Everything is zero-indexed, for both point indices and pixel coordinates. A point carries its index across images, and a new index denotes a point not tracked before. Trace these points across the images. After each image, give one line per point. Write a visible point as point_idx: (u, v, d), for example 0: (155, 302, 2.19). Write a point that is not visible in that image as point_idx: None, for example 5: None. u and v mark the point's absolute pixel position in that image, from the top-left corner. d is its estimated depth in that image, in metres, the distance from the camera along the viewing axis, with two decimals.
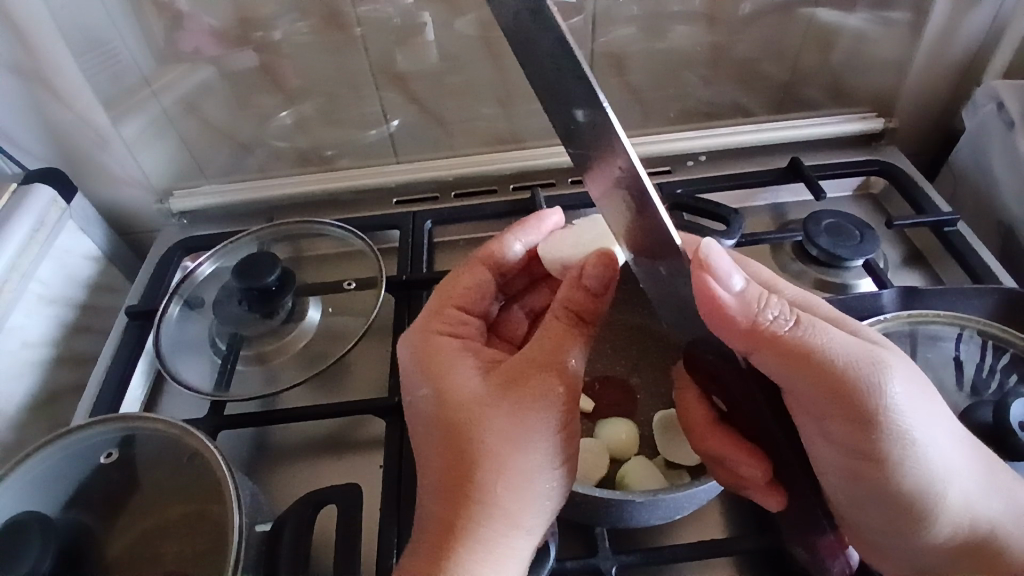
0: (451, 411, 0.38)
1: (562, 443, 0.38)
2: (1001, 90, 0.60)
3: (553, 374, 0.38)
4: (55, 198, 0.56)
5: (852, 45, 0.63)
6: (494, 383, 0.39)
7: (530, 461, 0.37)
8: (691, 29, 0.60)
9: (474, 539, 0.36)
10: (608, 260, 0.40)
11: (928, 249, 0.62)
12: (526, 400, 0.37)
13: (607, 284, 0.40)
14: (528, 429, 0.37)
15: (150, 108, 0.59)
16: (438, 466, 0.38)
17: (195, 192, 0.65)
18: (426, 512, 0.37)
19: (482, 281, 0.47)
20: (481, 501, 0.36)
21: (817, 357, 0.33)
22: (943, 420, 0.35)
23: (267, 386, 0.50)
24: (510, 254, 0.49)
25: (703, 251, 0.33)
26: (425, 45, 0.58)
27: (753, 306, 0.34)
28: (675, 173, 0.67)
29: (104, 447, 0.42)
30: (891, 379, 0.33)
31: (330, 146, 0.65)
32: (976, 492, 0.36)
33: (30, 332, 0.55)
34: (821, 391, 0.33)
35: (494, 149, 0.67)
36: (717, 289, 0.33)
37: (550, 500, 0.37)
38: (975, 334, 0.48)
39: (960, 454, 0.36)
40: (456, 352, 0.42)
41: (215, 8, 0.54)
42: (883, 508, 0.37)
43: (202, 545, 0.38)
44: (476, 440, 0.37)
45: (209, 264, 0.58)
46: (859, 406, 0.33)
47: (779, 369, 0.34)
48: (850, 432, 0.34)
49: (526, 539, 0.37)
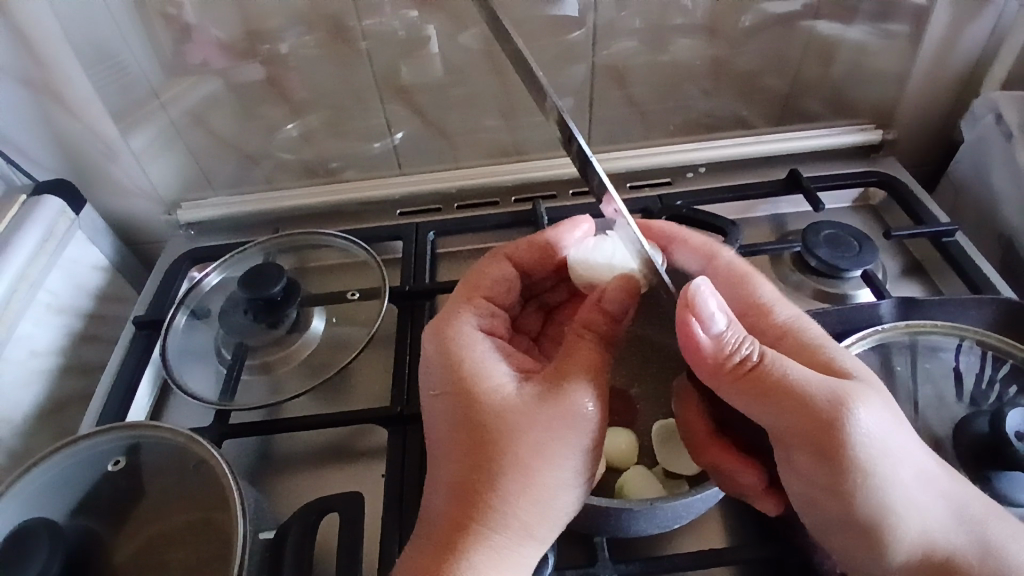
0: (475, 417, 0.39)
1: (588, 460, 0.38)
2: (1000, 102, 0.60)
3: (587, 390, 0.38)
4: (63, 208, 0.57)
5: (852, 57, 0.63)
6: (523, 395, 0.39)
7: (554, 476, 0.37)
8: (692, 41, 0.60)
9: (484, 542, 0.37)
10: (629, 283, 0.41)
11: (927, 260, 0.62)
12: (558, 416, 0.38)
13: (627, 309, 0.41)
14: (557, 443, 0.38)
15: (158, 120, 0.60)
16: (456, 469, 0.38)
17: (202, 203, 0.67)
18: (438, 513, 0.38)
19: (507, 275, 0.49)
20: (496, 510, 0.37)
21: (785, 389, 0.35)
22: (913, 455, 0.36)
23: (273, 395, 0.51)
24: (540, 254, 0.50)
25: (692, 293, 0.37)
26: (429, 58, 0.59)
27: (726, 348, 0.37)
28: (675, 184, 0.68)
29: (111, 455, 0.42)
30: (860, 413, 0.34)
31: (336, 158, 0.66)
32: (951, 529, 0.37)
33: (39, 341, 0.56)
34: (793, 424, 0.35)
35: (497, 161, 0.68)
36: (697, 330, 0.37)
37: (563, 514, 0.38)
38: (975, 345, 0.49)
39: (932, 489, 0.36)
40: (481, 353, 0.42)
41: (223, 22, 0.55)
42: (859, 548, 0.37)
43: (207, 553, 0.38)
44: (500, 448, 0.38)
45: (216, 275, 0.59)
46: (830, 441, 0.34)
47: (750, 402, 0.36)
48: (820, 469, 0.35)
49: (534, 547, 0.38)
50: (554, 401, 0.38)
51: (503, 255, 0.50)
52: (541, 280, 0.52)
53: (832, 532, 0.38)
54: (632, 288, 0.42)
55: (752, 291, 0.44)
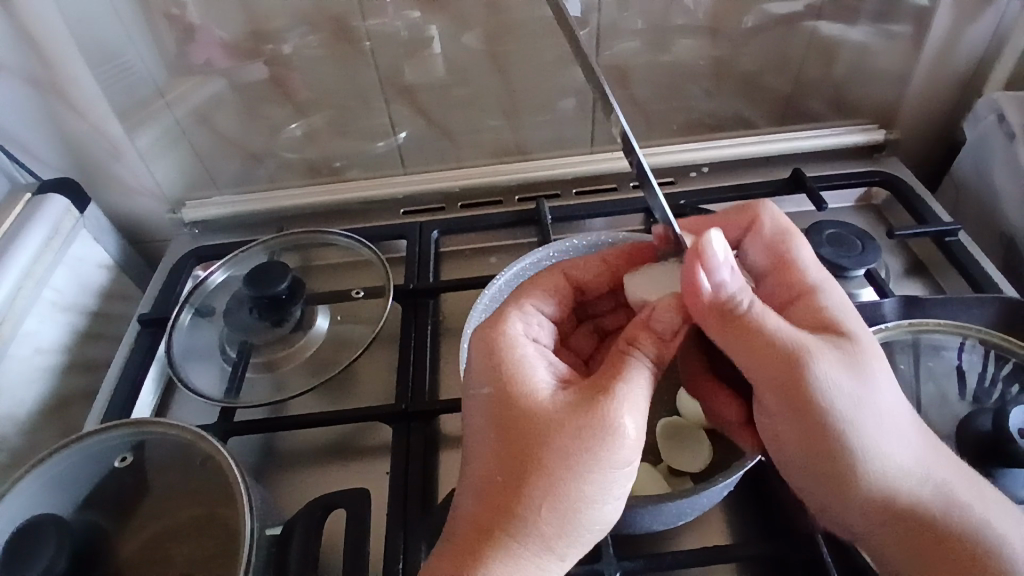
0: (513, 422, 0.38)
1: (624, 479, 0.38)
2: (1002, 102, 0.60)
3: (632, 412, 0.38)
4: (69, 206, 0.58)
5: (855, 57, 0.64)
6: (566, 405, 0.39)
7: (583, 492, 0.37)
8: (695, 42, 0.61)
9: (507, 552, 0.36)
10: (683, 306, 0.41)
11: (930, 259, 0.62)
12: (601, 432, 0.37)
13: (677, 329, 0.40)
14: (590, 460, 0.37)
15: (163, 118, 0.61)
16: (487, 475, 0.38)
17: (207, 202, 0.67)
18: (463, 514, 0.38)
19: (559, 288, 0.48)
20: (523, 522, 0.36)
21: (759, 333, 0.37)
22: (887, 409, 0.37)
23: (276, 393, 0.51)
24: (596, 271, 0.49)
25: (704, 241, 0.38)
26: (432, 58, 0.59)
27: (726, 298, 0.38)
28: (678, 185, 0.68)
29: (118, 451, 0.42)
30: (823, 361, 0.36)
31: (339, 157, 0.66)
32: (923, 486, 0.37)
33: (43, 338, 0.56)
34: (762, 364, 0.37)
35: (500, 160, 0.68)
36: (701, 278, 0.38)
37: (586, 531, 0.38)
38: (977, 343, 0.49)
39: (907, 446, 0.37)
40: (526, 358, 0.41)
41: (228, 23, 0.56)
42: (829, 496, 0.38)
43: (212, 550, 0.39)
44: (538, 460, 0.37)
45: (221, 272, 0.59)
46: (789, 377, 0.36)
47: (730, 344, 0.38)
48: (786, 407, 0.37)
49: (554, 562, 0.37)
50: (593, 418, 0.38)
51: (558, 269, 0.49)
52: (596, 299, 0.51)
53: (804, 479, 0.39)
54: (687, 313, 0.41)
55: (788, 251, 0.44)
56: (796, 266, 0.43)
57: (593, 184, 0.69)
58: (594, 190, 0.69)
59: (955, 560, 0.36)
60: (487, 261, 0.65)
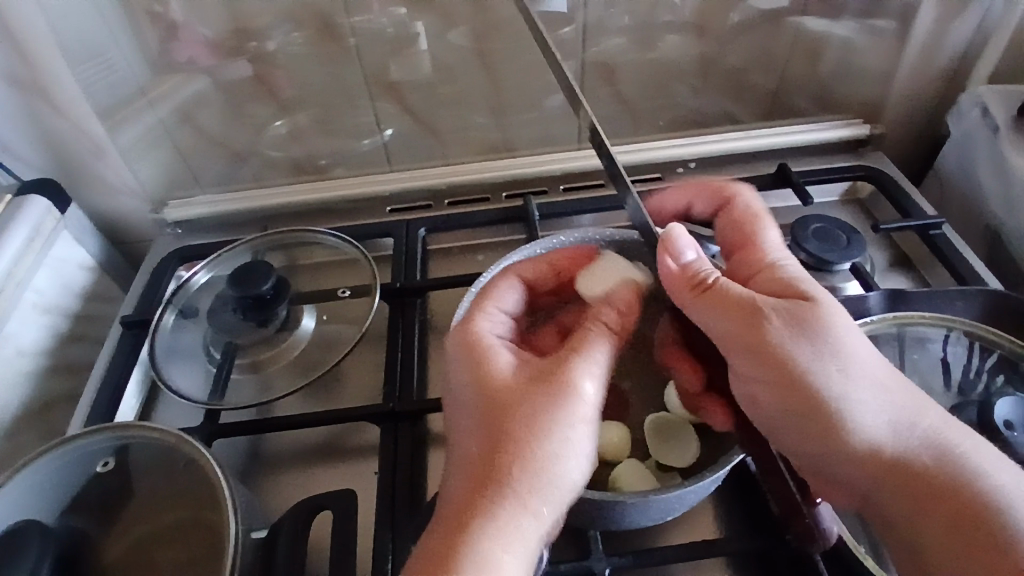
0: (486, 393, 0.40)
1: (590, 436, 0.40)
2: (986, 97, 0.61)
3: (592, 376, 0.41)
4: (50, 207, 0.57)
5: (839, 53, 0.64)
6: (532, 376, 0.41)
7: (553, 448, 0.38)
8: (682, 38, 0.61)
9: (488, 519, 0.36)
10: (634, 288, 0.46)
11: (914, 253, 0.62)
12: (560, 391, 0.40)
13: (632, 304, 0.45)
14: (557, 416, 0.39)
15: (145, 117, 0.60)
16: (470, 449, 0.39)
17: (190, 201, 0.66)
18: (451, 490, 0.38)
19: (510, 291, 0.48)
20: (498, 481, 0.37)
21: (723, 298, 0.39)
22: (857, 361, 0.37)
23: (262, 394, 0.51)
24: (541, 272, 0.50)
25: (669, 228, 0.41)
26: (419, 55, 0.59)
27: (694, 274, 0.40)
28: (665, 180, 0.67)
29: (100, 456, 0.42)
30: (779, 317, 0.38)
31: (325, 155, 0.66)
32: (908, 437, 0.36)
33: (25, 341, 0.55)
34: (730, 325, 0.38)
35: (487, 157, 0.68)
36: (667, 259, 0.41)
37: (564, 490, 0.37)
38: (962, 335, 0.49)
39: (884, 397, 0.36)
40: (495, 339, 0.44)
41: (211, 20, 0.55)
42: (813, 458, 0.38)
43: (197, 553, 0.38)
44: (506, 423, 0.39)
45: (204, 273, 0.58)
46: (754, 334, 0.37)
47: (703, 315, 0.39)
48: (754, 366, 0.37)
49: (534, 523, 0.37)
50: (557, 381, 0.40)
51: (510, 273, 0.49)
52: (547, 297, 0.51)
53: (787, 444, 0.39)
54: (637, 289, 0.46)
55: (756, 231, 0.46)
56: (761, 242, 0.45)
57: (579, 180, 0.68)
58: (581, 185, 0.68)
59: (953, 512, 0.34)
60: (474, 258, 0.65)
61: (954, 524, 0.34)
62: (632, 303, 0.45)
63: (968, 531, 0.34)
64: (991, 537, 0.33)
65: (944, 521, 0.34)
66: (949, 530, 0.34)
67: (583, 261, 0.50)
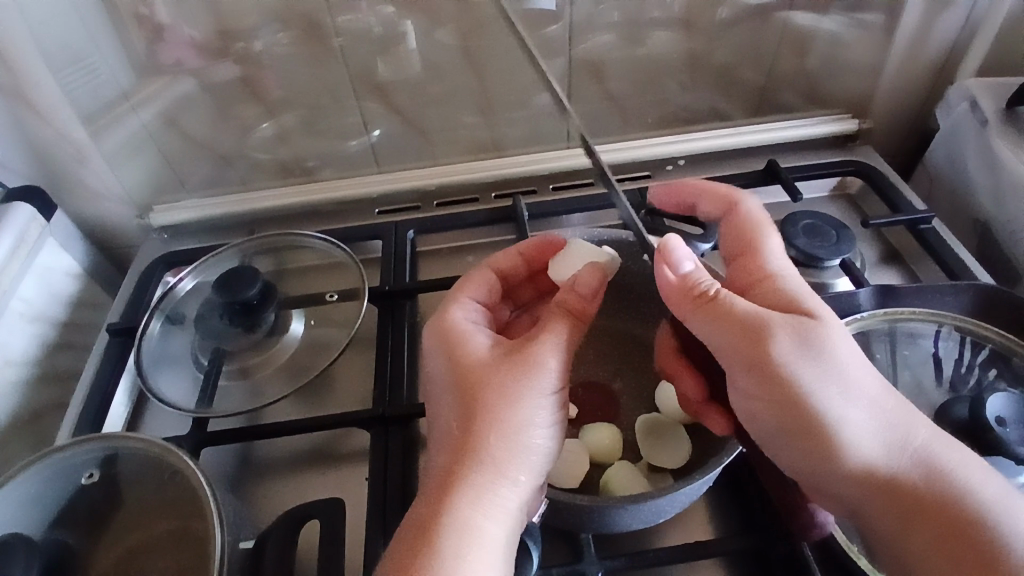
0: (458, 373, 0.40)
1: (556, 405, 0.40)
2: (974, 90, 0.61)
3: (554, 348, 0.40)
4: (35, 214, 0.56)
5: (828, 47, 0.64)
6: (502, 353, 0.41)
7: (522, 417, 0.38)
8: (670, 34, 0.60)
9: (466, 487, 0.36)
10: (600, 273, 0.43)
11: (904, 248, 0.62)
12: (529, 362, 0.39)
13: (597, 291, 0.42)
14: (522, 386, 0.39)
15: (130, 121, 0.59)
16: (447, 426, 0.39)
17: (176, 206, 0.65)
18: (432, 469, 0.38)
19: (489, 279, 0.49)
20: (473, 453, 0.37)
21: (725, 314, 0.38)
22: (853, 379, 0.37)
23: (252, 401, 0.50)
24: (515, 262, 0.51)
25: (665, 241, 0.42)
26: (407, 54, 0.58)
27: (693, 286, 0.40)
28: (654, 178, 0.68)
29: (85, 467, 0.41)
30: (781, 334, 0.37)
31: (312, 157, 0.65)
32: (900, 455, 0.35)
33: (12, 350, 0.54)
34: (729, 339, 0.38)
35: (475, 157, 0.68)
36: (666, 271, 0.41)
37: (535, 458, 0.38)
38: (954, 330, 0.49)
39: (876, 413, 0.36)
40: (467, 323, 0.44)
41: (196, 21, 0.54)
42: (809, 473, 0.38)
43: (184, 564, 0.38)
44: (477, 395, 0.39)
45: (190, 279, 0.58)
46: (755, 350, 0.37)
47: (705, 328, 0.39)
48: (756, 384, 0.38)
49: (511, 490, 0.37)
50: (520, 354, 0.40)
51: (485, 267, 0.50)
52: (519, 285, 0.53)
53: (785, 458, 0.39)
54: (603, 275, 0.43)
55: (757, 238, 0.44)
56: (764, 252, 0.43)
57: (569, 179, 0.68)
58: (570, 184, 0.68)
59: (944, 526, 0.34)
60: (464, 259, 0.64)
61: (943, 539, 0.34)
62: (597, 291, 0.42)
63: (958, 548, 0.33)
64: (982, 553, 0.33)
65: (935, 536, 0.34)
66: (939, 545, 0.34)
67: (552, 250, 0.51)
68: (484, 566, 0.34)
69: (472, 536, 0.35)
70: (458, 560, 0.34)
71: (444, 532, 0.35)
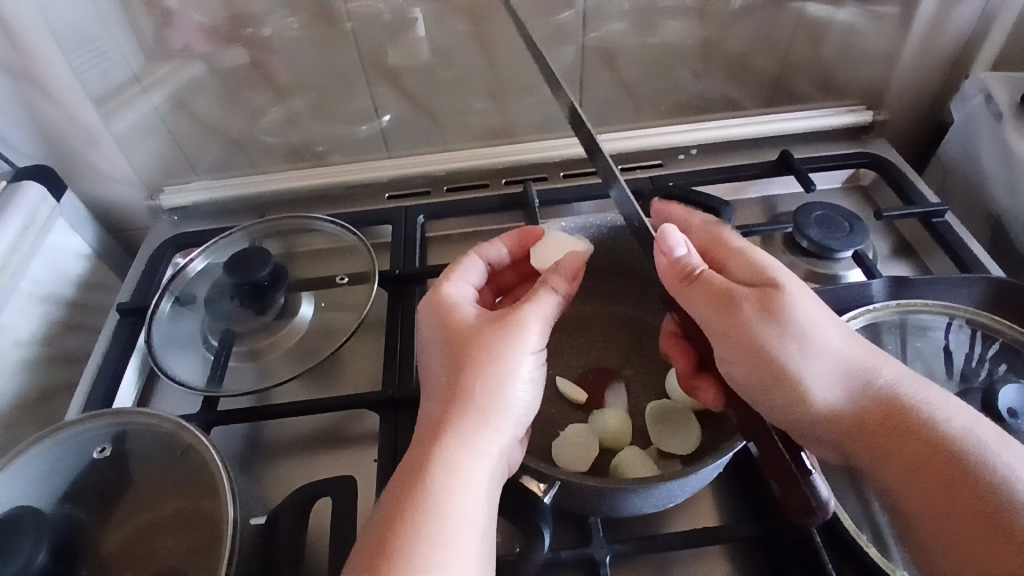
0: (448, 330, 0.41)
1: (538, 364, 0.41)
2: (990, 82, 0.61)
3: (538, 312, 0.41)
4: (44, 195, 0.56)
5: (843, 38, 0.63)
6: (489, 315, 0.42)
7: (506, 369, 0.39)
8: (683, 23, 0.60)
9: (454, 431, 0.37)
10: (579, 260, 0.45)
11: (917, 241, 0.62)
12: (510, 322, 0.41)
13: (575, 274, 0.45)
14: (505, 342, 0.40)
15: (140, 104, 0.59)
16: (437, 378, 0.40)
17: (187, 188, 0.65)
18: (424, 417, 0.39)
19: (477, 264, 0.49)
20: (462, 399, 0.38)
21: (709, 291, 0.40)
22: (815, 335, 0.38)
23: (261, 381, 0.50)
24: (500, 249, 0.51)
25: (663, 228, 0.43)
26: (416, 41, 0.58)
27: (685, 268, 0.41)
28: (666, 167, 0.68)
29: (97, 443, 0.41)
30: (756, 305, 0.39)
31: (323, 142, 0.65)
32: (864, 397, 0.37)
33: (21, 330, 0.54)
34: (711, 314, 0.40)
35: (486, 143, 0.67)
36: (660, 255, 0.42)
37: (522, 408, 0.39)
38: (965, 324, 0.49)
39: (841, 362, 0.38)
40: (460, 294, 0.45)
41: (205, 6, 0.54)
42: (791, 429, 0.39)
43: (195, 542, 0.38)
44: (469, 347, 0.40)
45: (201, 260, 0.58)
46: (732, 319, 0.39)
47: (694, 302, 0.41)
48: (731, 351, 0.39)
49: (496, 436, 0.38)
50: (506, 314, 0.41)
51: (471, 252, 0.50)
52: (503, 269, 0.53)
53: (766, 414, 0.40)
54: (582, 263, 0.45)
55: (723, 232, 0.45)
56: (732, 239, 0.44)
57: (580, 167, 0.68)
58: (581, 172, 0.68)
59: (919, 460, 0.35)
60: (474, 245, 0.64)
61: (920, 472, 0.34)
62: (579, 272, 0.45)
63: (936, 480, 0.34)
64: (956, 480, 0.33)
65: (908, 470, 0.35)
66: (918, 480, 0.34)
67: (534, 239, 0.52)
68: (470, 504, 0.35)
69: (460, 477, 0.35)
70: (447, 496, 0.34)
71: (436, 470, 0.35)
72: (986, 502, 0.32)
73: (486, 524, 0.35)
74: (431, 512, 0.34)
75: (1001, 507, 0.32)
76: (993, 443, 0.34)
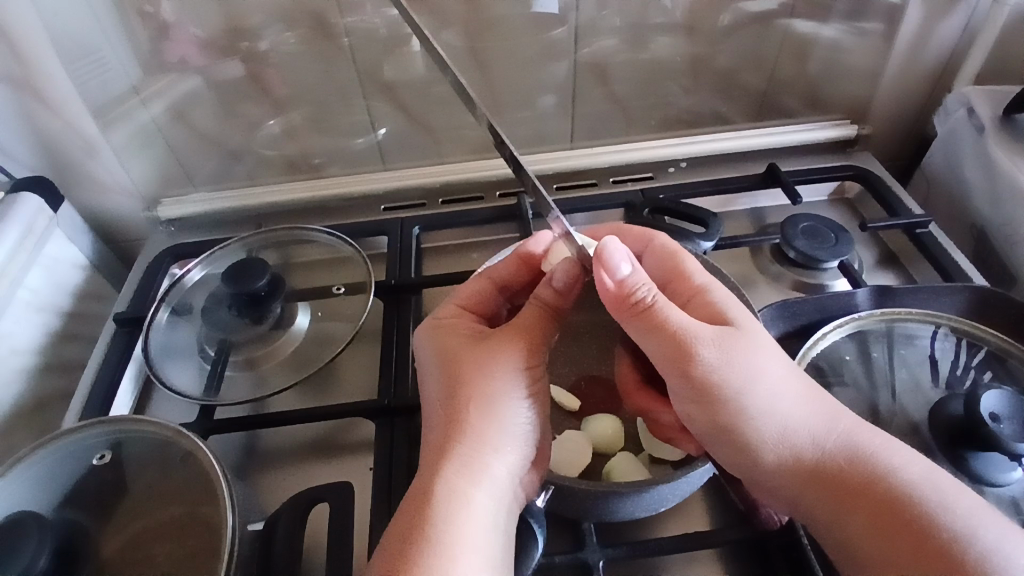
0: (447, 356, 0.42)
1: (536, 382, 0.41)
2: (972, 96, 0.62)
3: (530, 334, 0.42)
4: (42, 206, 0.56)
5: (829, 54, 0.65)
6: (481, 342, 0.43)
7: (501, 392, 0.40)
8: (673, 39, 0.61)
9: (456, 456, 0.37)
10: (575, 266, 0.43)
11: (902, 250, 0.63)
12: (503, 347, 0.41)
13: (572, 286, 0.43)
14: (501, 365, 0.41)
15: (139, 116, 0.60)
16: (435, 404, 0.41)
17: (184, 199, 0.66)
18: (427, 444, 0.40)
19: (479, 289, 0.48)
20: (460, 424, 0.39)
21: (665, 327, 0.39)
22: (773, 379, 0.38)
23: (256, 390, 0.51)
24: (512, 270, 0.49)
25: (602, 246, 0.42)
26: (412, 55, 0.59)
27: (630, 290, 0.41)
28: (657, 179, 0.69)
29: (98, 449, 0.42)
30: (711, 346, 0.38)
31: (319, 154, 0.66)
32: (824, 441, 0.37)
33: (19, 339, 0.55)
34: (668, 349, 0.39)
35: (481, 156, 0.69)
36: (604, 277, 0.41)
37: (520, 431, 0.40)
38: (949, 331, 0.50)
39: (810, 409, 0.38)
40: (460, 320, 0.45)
41: (202, 19, 0.55)
42: (750, 474, 0.39)
43: (195, 546, 0.38)
44: (462, 369, 0.41)
45: (198, 270, 0.58)
46: (688, 357, 0.38)
47: (644, 334, 0.40)
48: (693, 391, 0.39)
49: (496, 458, 0.38)
50: (502, 338, 0.42)
51: (481, 276, 0.48)
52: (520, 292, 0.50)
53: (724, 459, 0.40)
54: (579, 267, 0.44)
55: (678, 263, 0.46)
56: (689, 272, 0.45)
57: (574, 178, 0.69)
58: (572, 185, 0.69)
59: (874, 507, 0.35)
60: (469, 255, 0.65)
61: (880, 519, 0.35)
62: (572, 281, 0.43)
63: (894, 526, 0.34)
64: (916, 527, 0.34)
65: (864, 519, 0.35)
66: (877, 524, 0.35)
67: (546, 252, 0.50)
68: (473, 526, 0.35)
69: (460, 500, 0.36)
70: (451, 523, 0.35)
71: (438, 495, 0.36)
72: (949, 549, 0.33)
73: (488, 546, 0.35)
74: (436, 538, 0.34)
75: (964, 556, 0.32)
76: (954, 489, 0.35)
